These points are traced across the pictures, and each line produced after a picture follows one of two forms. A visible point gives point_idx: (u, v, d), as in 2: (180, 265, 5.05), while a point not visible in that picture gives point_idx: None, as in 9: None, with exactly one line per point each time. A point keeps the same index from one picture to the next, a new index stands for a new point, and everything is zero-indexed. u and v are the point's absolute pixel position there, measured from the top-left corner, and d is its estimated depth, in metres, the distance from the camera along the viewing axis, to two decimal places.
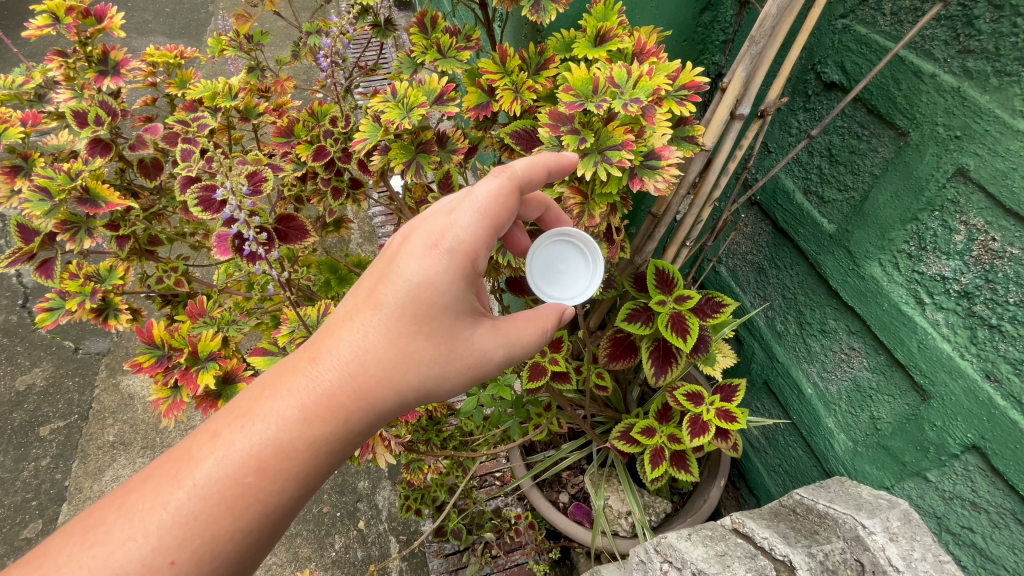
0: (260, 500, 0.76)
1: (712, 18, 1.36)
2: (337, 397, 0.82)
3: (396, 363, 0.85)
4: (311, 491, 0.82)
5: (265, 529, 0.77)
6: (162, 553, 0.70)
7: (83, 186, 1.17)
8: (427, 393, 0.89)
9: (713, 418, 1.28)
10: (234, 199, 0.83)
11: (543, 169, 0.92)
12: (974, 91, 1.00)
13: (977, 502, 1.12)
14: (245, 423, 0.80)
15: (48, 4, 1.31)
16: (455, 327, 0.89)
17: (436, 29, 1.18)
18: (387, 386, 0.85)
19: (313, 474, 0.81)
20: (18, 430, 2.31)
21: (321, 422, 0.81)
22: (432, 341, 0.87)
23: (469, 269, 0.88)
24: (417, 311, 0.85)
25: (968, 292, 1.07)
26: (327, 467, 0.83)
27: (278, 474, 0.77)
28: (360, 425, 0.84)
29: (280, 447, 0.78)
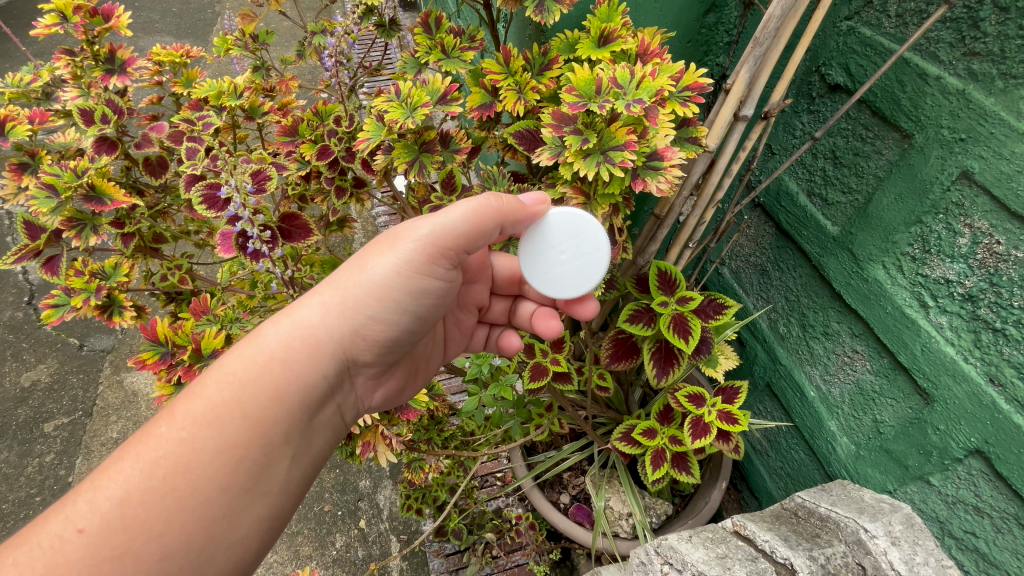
0: (185, 449, 0.77)
1: (716, 19, 1.36)
2: (268, 341, 0.88)
3: (324, 290, 0.94)
4: (243, 442, 0.81)
5: (176, 476, 0.75)
6: (72, 521, 0.71)
7: (89, 183, 1.19)
8: (362, 307, 0.94)
9: (715, 420, 1.28)
10: (235, 194, 0.88)
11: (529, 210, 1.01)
12: (979, 93, 1.00)
13: (980, 506, 1.11)
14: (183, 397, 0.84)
15: (57, 3, 1.31)
16: (379, 246, 0.97)
17: (441, 28, 1.18)
18: (324, 313, 0.92)
19: (245, 414, 0.82)
20: (23, 426, 2.32)
21: (250, 362, 0.85)
22: (359, 261, 0.95)
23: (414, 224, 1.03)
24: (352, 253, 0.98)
25: (972, 295, 1.07)
26: (259, 411, 0.83)
27: (207, 417, 0.80)
28: (294, 356, 0.88)
29: (210, 395, 0.82)
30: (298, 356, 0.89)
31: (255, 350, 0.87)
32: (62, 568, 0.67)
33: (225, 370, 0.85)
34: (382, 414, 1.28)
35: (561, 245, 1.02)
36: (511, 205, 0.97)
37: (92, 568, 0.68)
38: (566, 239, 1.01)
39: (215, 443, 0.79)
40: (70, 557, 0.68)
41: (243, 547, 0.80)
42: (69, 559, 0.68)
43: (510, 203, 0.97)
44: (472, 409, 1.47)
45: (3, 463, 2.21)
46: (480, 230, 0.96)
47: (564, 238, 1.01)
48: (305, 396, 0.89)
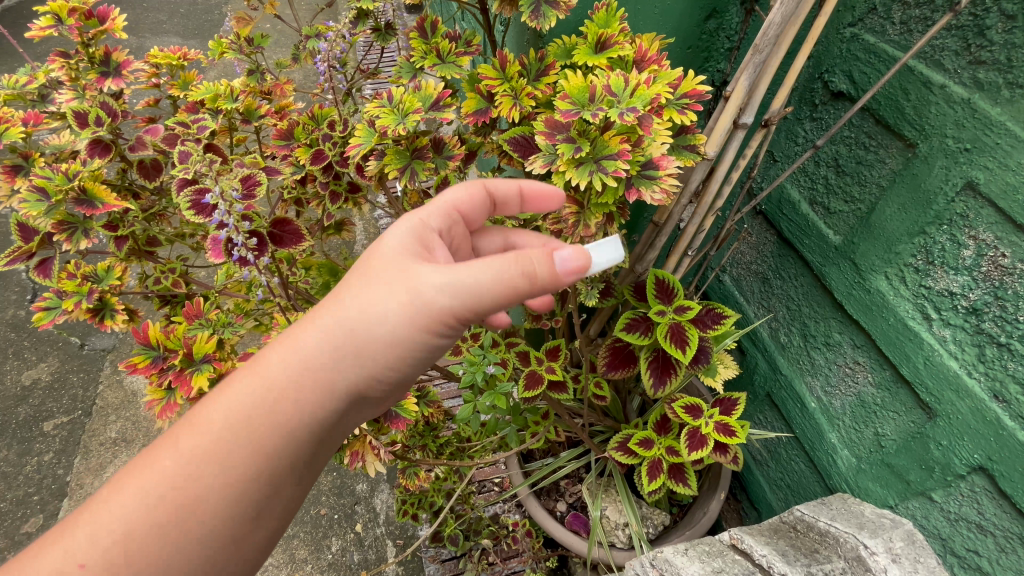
0: (183, 491, 0.74)
1: (717, 25, 1.35)
2: (267, 379, 0.79)
3: (327, 330, 0.81)
4: (242, 489, 0.78)
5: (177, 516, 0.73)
6: (73, 554, 0.70)
7: (80, 186, 1.18)
8: (374, 359, 0.82)
9: (712, 431, 1.26)
10: (222, 203, 0.88)
11: (515, 187, 1.08)
12: (985, 103, 0.98)
13: (983, 524, 1.08)
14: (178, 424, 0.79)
15: (51, 5, 1.32)
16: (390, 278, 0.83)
17: (436, 33, 1.17)
18: (324, 356, 0.81)
19: (244, 463, 0.77)
20: (23, 424, 2.33)
21: (247, 401, 0.78)
22: (366, 298, 0.82)
23: (420, 233, 0.94)
24: (357, 276, 0.85)
25: (976, 309, 1.04)
26: (258, 462, 0.78)
27: (204, 461, 0.76)
28: (293, 406, 0.79)
29: (209, 432, 0.77)
30: (297, 403, 0.79)
31: (254, 388, 0.78)
32: None
33: (221, 407, 0.78)
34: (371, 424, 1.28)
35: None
36: (539, 260, 0.83)
37: None
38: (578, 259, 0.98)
39: (215, 491, 0.76)
40: None
41: (247, 563, 0.82)
42: None
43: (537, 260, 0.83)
44: (466, 416, 1.43)
45: (1, 462, 2.22)
46: (506, 293, 0.82)
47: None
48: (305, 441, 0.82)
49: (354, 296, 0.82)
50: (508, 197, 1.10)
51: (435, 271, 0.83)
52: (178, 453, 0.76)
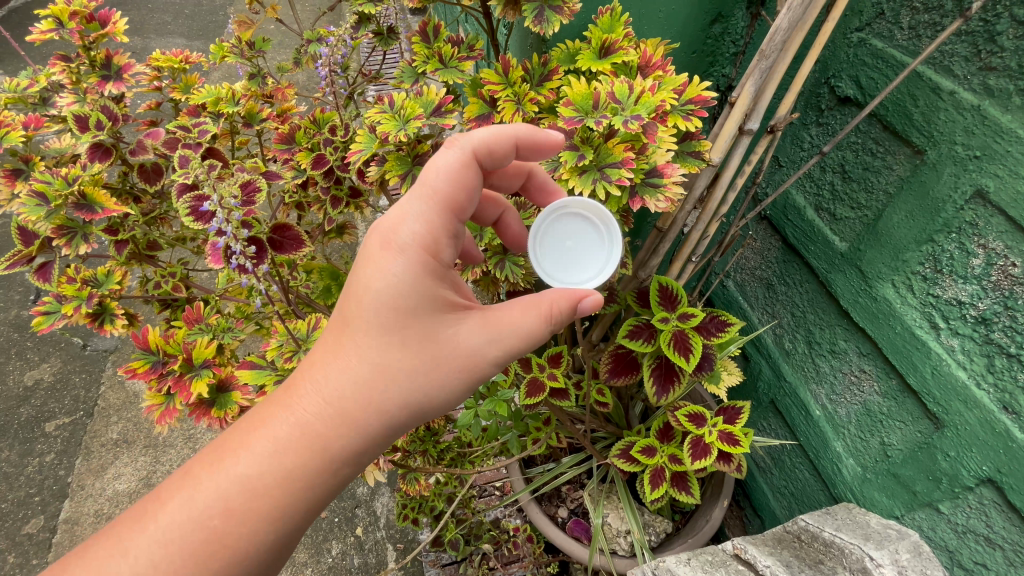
0: (228, 537, 0.77)
1: (722, 30, 1.33)
2: (312, 430, 0.81)
3: (369, 384, 0.83)
4: (289, 533, 0.81)
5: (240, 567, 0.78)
6: None
7: (80, 191, 1.19)
8: (416, 410, 0.86)
9: (715, 440, 1.25)
10: (219, 211, 0.86)
11: (511, 139, 0.93)
12: (995, 110, 0.96)
13: (991, 537, 1.07)
14: (218, 462, 0.81)
15: (52, 8, 1.34)
16: (430, 331, 0.86)
17: (439, 37, 1.16)
18: (368, 411, 0.83)
19: (289, 509, 0.80)
20: (25, 425, 2.33)
21: (293, 449, 0.80)
22: (406, 352, 0.84)
23: (432, 263, 0.87)
24: (391, 326, 0.83)
25: (985, 319, 1.03)
26: (305, 508, 0.82)
27: (250, 507, 0.78)
28: (340, 457, 0.82)
29: (264, 491, 0.79)
30: (343, 453, 0.82)
31: (298, 436, 0.81)
32: None
33: (274, 467, 0.80)
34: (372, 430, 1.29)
35: (572, 255, 0.98)
36: (564, 306, 0.91)
37: None
38: (576, 252, 0.98)
39: (262, 537, 0.79)
40: None
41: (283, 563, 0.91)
42: None
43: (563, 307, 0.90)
44: (467, 422, 1.42)
45: (4, 462, 2.22)
46: (537, 345, 0.91)
47: (572, 259, 0.98)
48: (348, 484, 0.87)
49: (394, 349, 0.84)
50: (502, 154, 0.95)
51: (482, 336, 0.88)
52: (221, 496, 0.78)
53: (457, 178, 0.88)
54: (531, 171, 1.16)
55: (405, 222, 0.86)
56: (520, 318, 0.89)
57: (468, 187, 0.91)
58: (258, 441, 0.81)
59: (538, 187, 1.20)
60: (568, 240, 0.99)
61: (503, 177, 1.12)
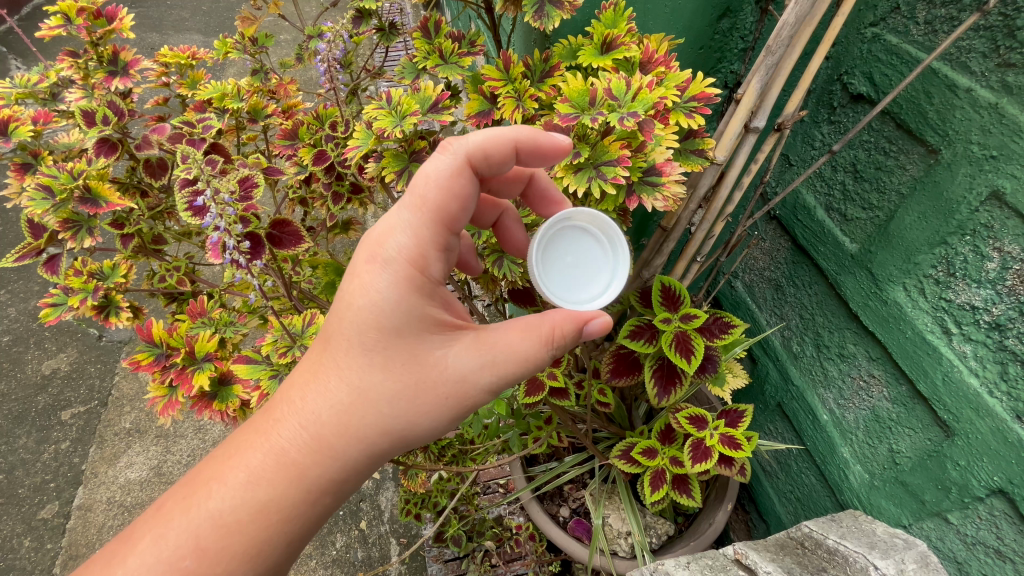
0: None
1: (731, 25, 1.31)
2: (287, 455, 0.84)
3: (346, 408, 0.84)
4: (268, 564, 0.84)
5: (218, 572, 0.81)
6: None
7: (85, 186, 1.21)
8: (399, 434, 0.86)
9: (717, 444, 1.23)
10: (214, 207, 0.88)
11: (510, 142, 0.89)
12: (1013, 107, 0.93)
13: (1002, 550, 1.03)
14: (191, 498, 0.85)
15: (60, 5, 1.36)
16: (414, 351, 0.85)
17: (440, 33, 1.15)
18: (345, 435, 0.84)
19: (238, 563, 0.81)
20: (42, 412, 2.39)
21: (269, 465, 0.84)
22: (391, 377, 0.84)
23: (419, 279, 0.85)
24: (373, 345, 0.84)
25: (999, 324, 0.99)
26: (253, 563, 0.83)
27: (203, 563, 0.80)
28: (318, 485, 0.85)
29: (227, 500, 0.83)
30: (294, 500, 0.84)
31: (273, 463, 0.84)
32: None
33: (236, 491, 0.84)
34: None
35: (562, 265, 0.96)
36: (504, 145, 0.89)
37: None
38: (560, 249, 0.97)
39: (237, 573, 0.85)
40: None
41: None
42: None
43: (569, 335, 0.88)
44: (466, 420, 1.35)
45: (21, 449, 2.28)
46: (532, 366, 0.88)
47: (558, 264, 0.97)
48: (331, 510, 0.90)
49: (370, 372, 0.84)
50: (502, 158, 0.91)
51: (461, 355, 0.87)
52: (169, 549, 0.81)
53: (444, 187, 0.84)
54: (532, 176, 1.14)
55: (393, 236, 0.86)
56: (518, 341, 0.86)
57: (459, 197, 0.87)
58: (233, 474, 0.85)
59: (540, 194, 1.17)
60: (586, 244, 0.98)
61: (501, 183, 1.12)
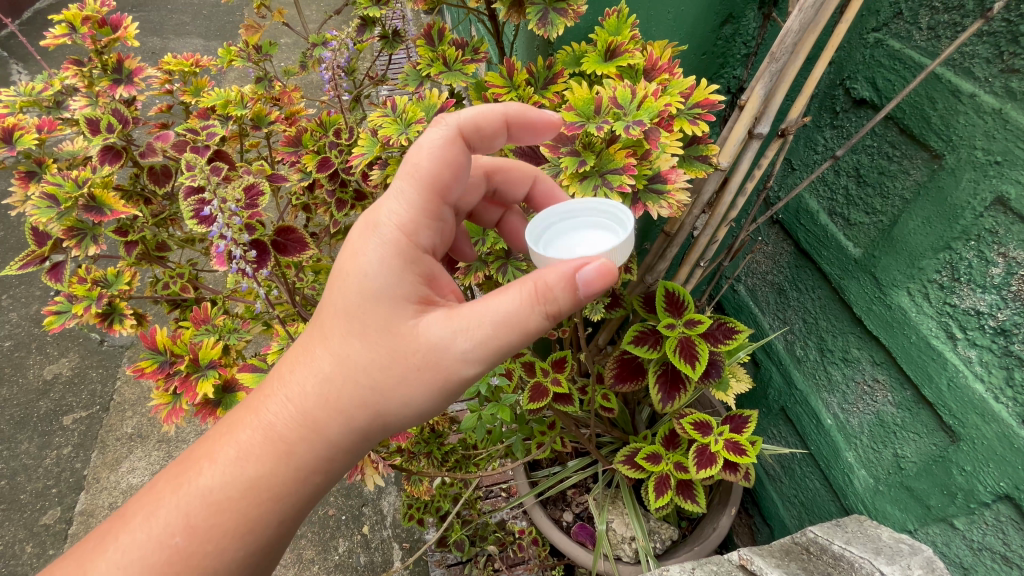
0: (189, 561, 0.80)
1: (733, 31, 1.31)
2: (274, 430, 0.84)
3: (332, 381, 0.83)
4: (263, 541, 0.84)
5: (208, 552, 0.80)
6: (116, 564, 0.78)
7: (90, 194, 1.21)
8: (383, 409, 0.83)
9: (721, 449, 1.23)
10: (220, 215, 0.87)
11: (500, 116, 0.90)
12: (1018, 113, 0.92)
13: (1009, 556, 1.02)
14: (182, 477, 0.85)
15: (65, 13, 1.36)
16: (394, 319, 0.81)
17: (443, 40, 1.16)
18: (330, 411, 0.83)
19: (230, 541, 0.81)
20: (43, 418, 2.38)
21: (257, 442, 0.84)
22: (371, 348, 0.81)
23: (406, 246, 0.83)
24: (356, 315, 0.82)
25: (1004, 329, 0.99)
26: (240, 540, 0.82)
27: (192, 540, 0.80)
28: (307, 462, 0.84)
29: (217, 478, 0.83)
30: (284, 478, 0.83)
31: (260, 439, 0.84)
32: None
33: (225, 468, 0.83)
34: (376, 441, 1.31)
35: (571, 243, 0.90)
36: (495, 117, 0.90)
37: None
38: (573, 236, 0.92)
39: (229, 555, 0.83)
40: None
41: None
42: None
43: (558, 290, 0.76)
44: (470, 426, 1.34)
45: (23, 454, 2.27)
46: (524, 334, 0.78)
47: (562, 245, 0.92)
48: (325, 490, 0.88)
49: (355, 342, 0.82)
50: (493, 131, 0.92)
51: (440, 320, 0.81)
52: (157, 526, 0.81)
53: (439, 155, 0.83)
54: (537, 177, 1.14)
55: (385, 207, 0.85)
56: (499, 301, 0.77)
57: (453, 166, 0.86)
58: (223, 450, 0.85)
59: (545, 196, 1.17)
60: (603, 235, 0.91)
61: (507, 179, 1.12)
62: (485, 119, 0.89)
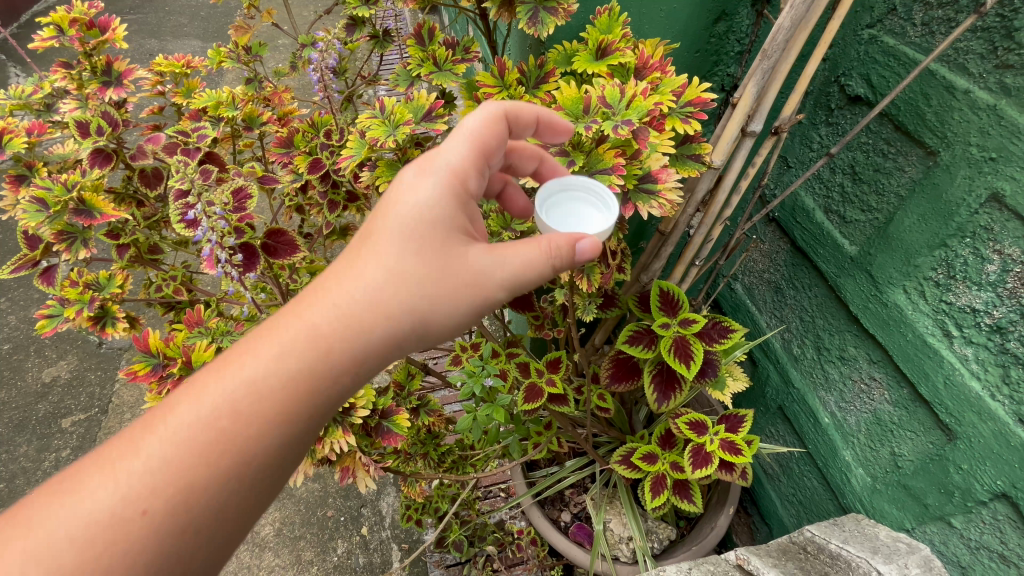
0: (216, 477, 0.67)
1: (727, 28, 1.30)
2: (319, 331, 0.73)
3: (379, 290, 0.75)
4: (293, 442, 0.73)
5: (242, 478, 0.69)
6: (133, 497, 0.63)
7: (79, 197, 1.20)
8: (425, 319, 0.78)
9: (717, 449, 1.22)
10: (206, 219, 0.89)
11: (532, 115, 0.92)
12: (1013, 109, 0.91)
13: (1006, 555, 1.02)
14: (199, 388, 0.70)
15: (52, 15, 1.34)
16: (446, 242, 0.81)
17: (433, 40, 1.15)
18: (374, 313, 0.75)
19: (263, 447, 0.70)
20: (42, 421, 2.38)
21: (298, 348, 0.72)
22: (419, 256, 0.78)
23: (460, 190, 0.86)
24: (411, 231, 0.79)
25: (1000, 327, 0.98)
26: (270, 465, 0.72)
27: (231, 437, 0.68)
28: (343, 362, 0.74)
29: (244, 379, 0.70)
30: (316, 382, 0.73)
31: (303, 338, 0.73)
32: (127, 534, 0.62)
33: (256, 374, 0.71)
34: (362, 438, 1.16)
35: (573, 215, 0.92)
36: (528, 116, 0.92)
37: (161, 534, 0.63)
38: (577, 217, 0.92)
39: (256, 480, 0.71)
40: (136, 532, 0.62)
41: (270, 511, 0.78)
42: (137, 535, 0.62)
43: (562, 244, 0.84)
44: (465, 427, 1.33)
45: (22, 457, 2.27)
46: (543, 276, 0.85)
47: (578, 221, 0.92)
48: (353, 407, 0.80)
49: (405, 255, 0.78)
50: (524, 125, 0.93)
51: (481, 250, 0.82)
52: (162, 454, 0.66)
53: (483, 132, 0.89)
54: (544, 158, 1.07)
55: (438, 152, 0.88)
56: (527, 248, 0.83)
57: (495, 139, 0.92)
58: (263, 344, 0.73)
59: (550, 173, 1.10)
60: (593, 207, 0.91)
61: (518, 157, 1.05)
62: (522, 107, 0.92)
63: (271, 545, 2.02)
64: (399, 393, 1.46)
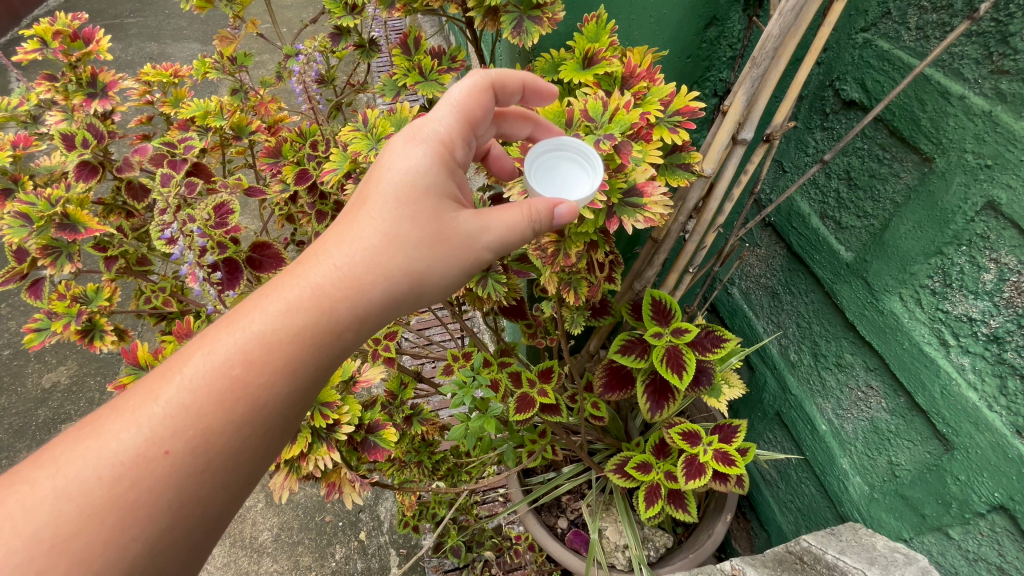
0: (230, 425, 0.67)
1: (718, 33, 1.28)
2: (322, 289, 0.73)
3: (379, 251, 0.76)
4: (303, 395, 0.73)
5: (257, 427, 0.69)
6: (153, 442, 0.63)
7: (63, 211, 1.20)
8: (420, 279, 0.80)
9: (710, 460, 1.21)
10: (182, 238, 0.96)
11: (518, 81, 0.97)
12: (1008, 116, 0.89)
13: (1003, 566, 1.00)
14: (205, 342, 0.69)
15: (36, 28, 1.34)
16: (439, 208, 0.83)
17: (419, 49, 1.13)
18: (374, 274, 0.76)
19: (274, 397, 0.70)
20: (42, 426, 2.38)
21: (303, 303, 0.72)
22: (415, 221, 0.80)
23: (450, 159, 0.87)
24: (406, 198, 0.80)
25: (997, 337, 0.96)
26: (281, 413, 0.71)
27: (244, 386, 0.68)
28: (347, 320, 0.75)
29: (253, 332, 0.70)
30: (321, 338, 0.73)
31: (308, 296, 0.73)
32: (146, 483, 0.62)
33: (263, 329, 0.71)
34: (349, 452, 1.16)
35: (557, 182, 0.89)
36: (514, 83, 0.96)
37: (181, 481, 0.63)
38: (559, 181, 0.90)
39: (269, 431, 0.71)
40: (160, 479, 0.62)
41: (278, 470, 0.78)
42: (156, 481, 0.62)
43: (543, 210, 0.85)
44: (457, 437, 1.32)
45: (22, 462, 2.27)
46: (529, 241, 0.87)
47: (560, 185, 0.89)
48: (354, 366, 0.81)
49: (403, 220, 0.79)
50: (511, 92, 0.98)
51: (470, 216, 0.84)
52: (179, 400, 0.65)
53: (473, 99, 0.90)
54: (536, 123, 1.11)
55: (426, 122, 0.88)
56: (510, 212, 0.85)
57: (483, 109, 0.93)
58: (269, 301, 0.72)
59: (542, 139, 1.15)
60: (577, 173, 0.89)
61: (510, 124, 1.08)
62: (508, 75, 0.95)
63: (269, 551, 2.02)
64: (390, 402, 1.46)
